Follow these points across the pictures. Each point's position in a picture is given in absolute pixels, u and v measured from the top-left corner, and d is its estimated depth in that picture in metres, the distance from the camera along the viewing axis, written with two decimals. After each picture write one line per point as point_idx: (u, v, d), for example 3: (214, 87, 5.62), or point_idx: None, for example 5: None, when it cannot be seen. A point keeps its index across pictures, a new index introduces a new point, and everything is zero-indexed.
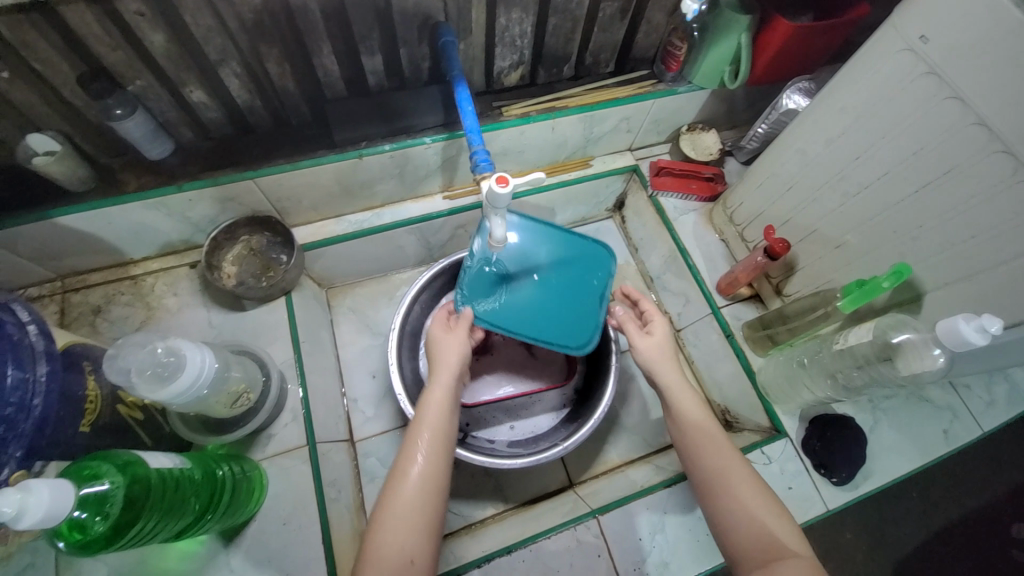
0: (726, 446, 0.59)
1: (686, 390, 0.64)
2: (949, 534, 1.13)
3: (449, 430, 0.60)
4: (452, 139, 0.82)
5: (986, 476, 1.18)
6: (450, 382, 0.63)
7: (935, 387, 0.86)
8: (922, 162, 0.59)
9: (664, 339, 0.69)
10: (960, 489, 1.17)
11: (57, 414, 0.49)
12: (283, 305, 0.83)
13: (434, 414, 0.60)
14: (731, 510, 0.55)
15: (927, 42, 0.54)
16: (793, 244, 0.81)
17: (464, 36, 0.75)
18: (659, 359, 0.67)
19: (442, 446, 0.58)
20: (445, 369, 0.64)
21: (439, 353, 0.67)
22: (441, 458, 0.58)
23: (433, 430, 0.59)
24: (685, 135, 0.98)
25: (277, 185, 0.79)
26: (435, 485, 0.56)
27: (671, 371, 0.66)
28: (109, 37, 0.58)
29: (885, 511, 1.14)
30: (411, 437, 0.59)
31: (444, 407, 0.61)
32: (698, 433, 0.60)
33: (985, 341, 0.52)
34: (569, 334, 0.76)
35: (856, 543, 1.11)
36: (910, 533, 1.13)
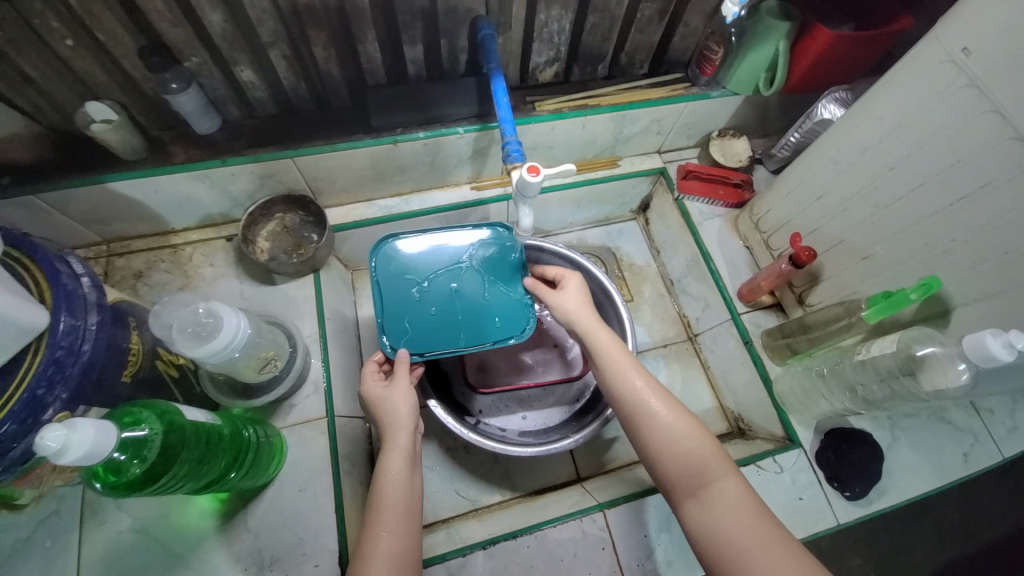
0: (649, 380, 0.62)
1: (610, 339, 0.66)
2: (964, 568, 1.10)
3: (411, 503, 0.59)
4: (484, 130, 0.84)
5: (1008, 512, 1.14)
6: (407, 444, 0.63)
7: (957, 409, 0.85)
8: (958, 175, 0.58)
9: (574, 289, 0.73)
10: (979, 521, 1.13)
11: (102, 363, 0.51)
12: (311, 282, 0.86)
13: (397, 489, 0.59)
14: (663, 445, 0.57)
15: (970, 55, 0.54)
16: (820, 254, 0.81)
17: (503, 31, 0.77)
18: (577, 304, 0.71)
19: (408, 518, 0.58)
20: (398, 430, 0.63)
21: (388, 411, 0.65)
22: (407, 533, 0.57)
23: (393, 508, 0.57)
24: (715, 140, 0.99)
25: (314, 165, 0.82)
26: (406, 561, 0.55)
27: (590, 319, 0.69)
28: (171, 14, 0.62)
29: (898, 537, 1.11)
30: (372, 516, 0.57)
31: (404, 480, 0.60)
32: (624, 372, 0.63)
33: (1012, 357, 0.51)
34: (504, 330, 0.77)
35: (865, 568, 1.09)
36: (923, 562, 1.10)
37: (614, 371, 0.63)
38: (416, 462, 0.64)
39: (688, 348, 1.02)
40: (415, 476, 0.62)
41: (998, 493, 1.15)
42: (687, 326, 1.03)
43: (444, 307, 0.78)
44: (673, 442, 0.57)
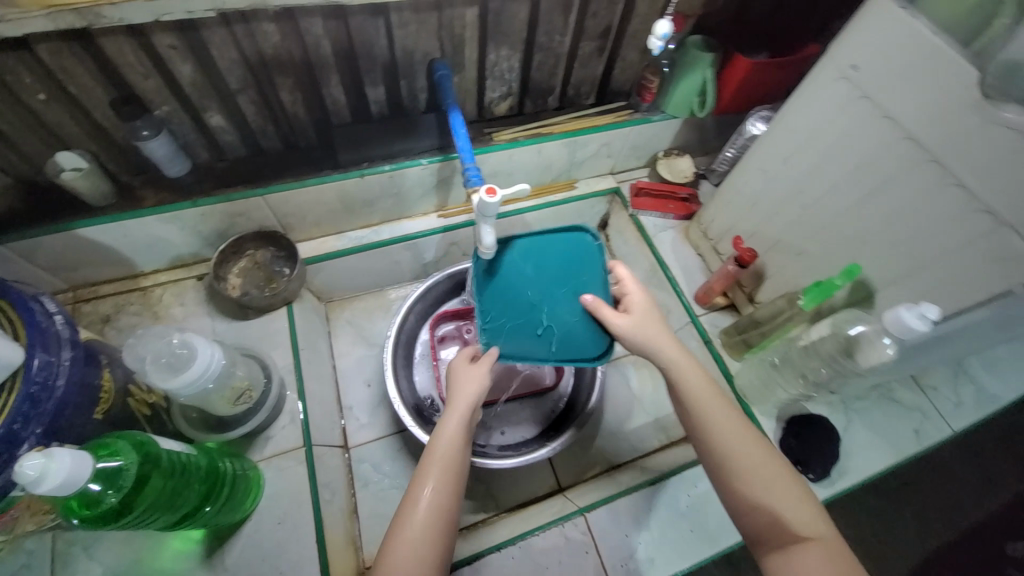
0: (738, 419, 0.60)
1: (699, 378, 0.62)
2: (943, 553, 1.14)
3: (461, 465, 0.59)
4: (446, 160, 0.90)
5: (974, 492, 1.20)
6: (468, 414, 0.63)
7: (903, 389, 0.92)
8: (862, 174, 0.67)
9: (644, 309, 0.68)
10: (948, 501, 1.19)
11: (75, 401, 0.52)
12: (284, 315, 0.88)
13: (453, 449, 0.59)
14: (751, 493, 0.55)
15: (858, 71, 0.63)
16: (761, 254, 0.88)
17: (458, 70, 0.84)
18: (652, 331, 0.66)
19: (456, 480, 0.58)
20: (461, 399, 0.63)
21: (461, 377, 0.66)
22: (452, 493, 0.57)
23: (443, 464, 0.58)
24: (662, 160, 1.07)
25: (284, 202, 0.85)
26: (447, 519, 0.55)
27: (671, 351, 0.64)
28: (142, 66, 0.66)
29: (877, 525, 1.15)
30: (424, 468, 0.58)
31: (458, 441, 0.60)
32: (723, 419, 0.59)
33: (926, 326, 0.58)
34: (591, 342, 0.68)
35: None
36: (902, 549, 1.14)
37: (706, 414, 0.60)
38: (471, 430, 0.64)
39: None
40: (468, 444, 0.62)
41: (962, 474, 1.22)
42: None
43: (529, 314, 0.70)
44: (773, 499, 0.55)
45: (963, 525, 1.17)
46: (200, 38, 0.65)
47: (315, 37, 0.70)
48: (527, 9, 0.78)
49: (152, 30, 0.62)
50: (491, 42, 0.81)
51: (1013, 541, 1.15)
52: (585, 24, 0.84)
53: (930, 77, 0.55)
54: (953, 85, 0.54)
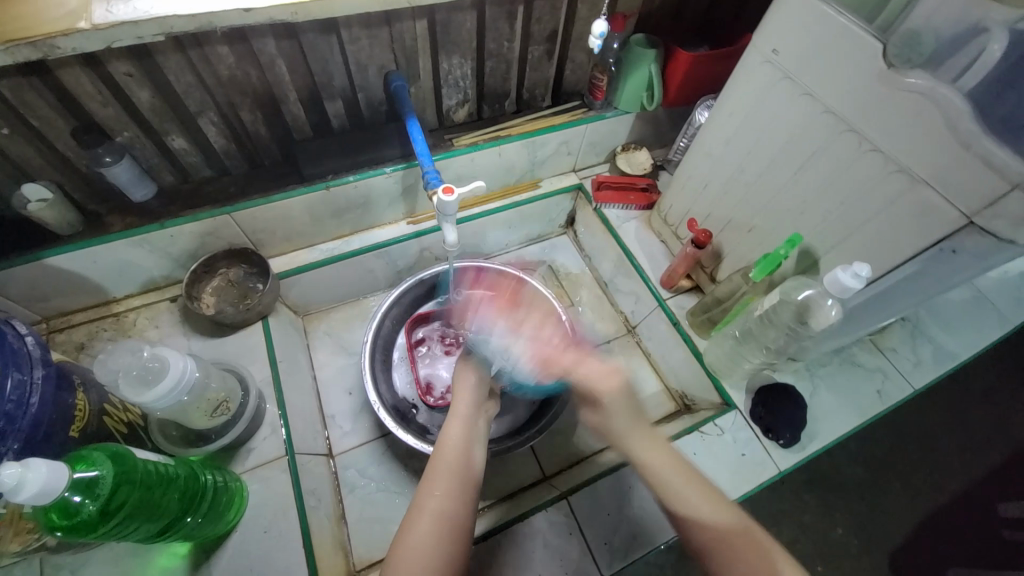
0: (705, 486, 0.57)
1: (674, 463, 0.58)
2: (937, 517, 1.16)
3: (467, 469, 0.61)
4: (410, 168, 0.93)
5: (959, 454, 1.23)
6: (466, 420, 0.67)
7: (864, 352, 0.96)
8: (793, 149, 0.71)
9: (621, 407, 0.64)
10: (930, 461, 1.22)
11: (49, 419, 0.54)
12: (260, 329, 0.89)
13: (456, 455, 0.62)
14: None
15: (779, 54, 0.68)
16: (717, 234, 0.92)
17: (413, 81, 0.88)
18: (629, 429, 0.62)
19: (462, 484, 0.59)
20: (459, 407, 0.69)
21: (459, 386, 0.73)
22: (459, 497, 0.58)
23: (447, 471, 0.60)
24: (620, 155, 1.12)
25: (252, 218, 0.87)
26: (453, 523, 0.55)
27: (648, 445, 0.60)
28: (101, 95, 0.68)
29: (862, 491, 1.18)
30: (429, 476, 0.59)
31: (462, 446, 0.63)
32: (664, 467, 0.58)
33: (859, 284, 0.62)
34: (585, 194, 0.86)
35: (849, 537, 1.14)
36: (891, 513, 1.16)
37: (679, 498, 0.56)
38: (476, 437, 0.67)
39: (630, 340, 1.11)
40: (473, 448, 0.65)
41: (944, 437, 1.25)
42: (626, 320, 1.12)
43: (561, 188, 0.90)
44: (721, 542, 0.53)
45: (946, 483, 1.20)
46: (157, 64, 0.68)
47: (269, 57, 0.73)
48: (473, 18, 0.82)
49: (108, 60, 0.65)
50: (442, 52, 0.85)
51: (1004, 501, 1.18)
52: (531, 29, 0.88)
53: (840, 54, 0.60)
54: (860, 59, 0.59)
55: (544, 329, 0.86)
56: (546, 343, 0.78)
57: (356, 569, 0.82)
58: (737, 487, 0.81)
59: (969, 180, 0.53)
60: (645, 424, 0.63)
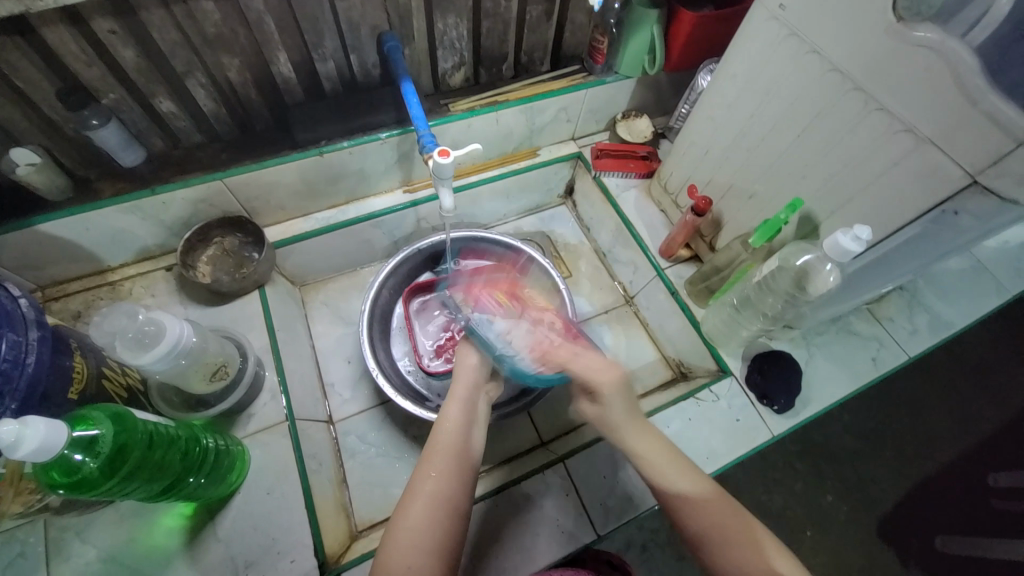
0: (699, 480, 0.59)
1: (666, 454, 0.60)
2: (927, 485, 1.19)
3: (464, 451, 0.61)
4: (405, 134, 0.91)
5: (951, 425, 1.25)
6: (465, 399, 0.66)
7: (861, 320, 0.97)
8: (798, 111, 0.69)
9: (616, 399, 0.64)
10: (923, 429, 1.24)
11: (46, 380, 0.54)
12: (257, 298, 0.89)
13: (454, 436, 0.61)
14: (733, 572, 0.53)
15: (785, 10, 0.65)
16: (717, 202, 0.91)
17: (408, 42, 0.85)
18: (624, 420, 0.63)
19: (459, 466, 0.59)
20: (459, 388, 0.67)
21: (461, 365, 0.71)
22: (456, 479, 0.58)
23: (443, 450, 0.60)
24: (620, 122, 1.10)
25: (245, 185, 0.86)
26: (449, 504, 0.56)
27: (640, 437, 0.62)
28: (85, 54, 0.66)
29: (854, 458, 1.21)
30: (426, 457, 0.59)
31: (460, 427, 0.62)
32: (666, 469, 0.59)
33: (860, 247, 0.61)
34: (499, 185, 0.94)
35: (839, 504, 1.17)
36: (883, 478, 1.19)
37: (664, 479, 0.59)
38: (475, 416, 0.66)
39: (628, 310, 1.12)
40: (471, 428, 0.64)
41: (937, 408, 1.27)
42: (624, 291, 1.13)
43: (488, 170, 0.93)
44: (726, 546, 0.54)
45: (936, 449, 1.22)
46: (140, 21, 0.65)
47: (257, 13, 0.70)
48: None
49: (90, 16, 0.62)
50: (436, 11, 0.82)
51: (992, 471, 1.20)
52: None
53: (848, 7, 0.58)
54: (869, 12, 0.57)
55: (545, 321, 0.75)
56: (541, 331, 0.73)
57: (358, 529, 0.84)
58: (730, 451, 0.83)
59: (977, 137, 0.52)
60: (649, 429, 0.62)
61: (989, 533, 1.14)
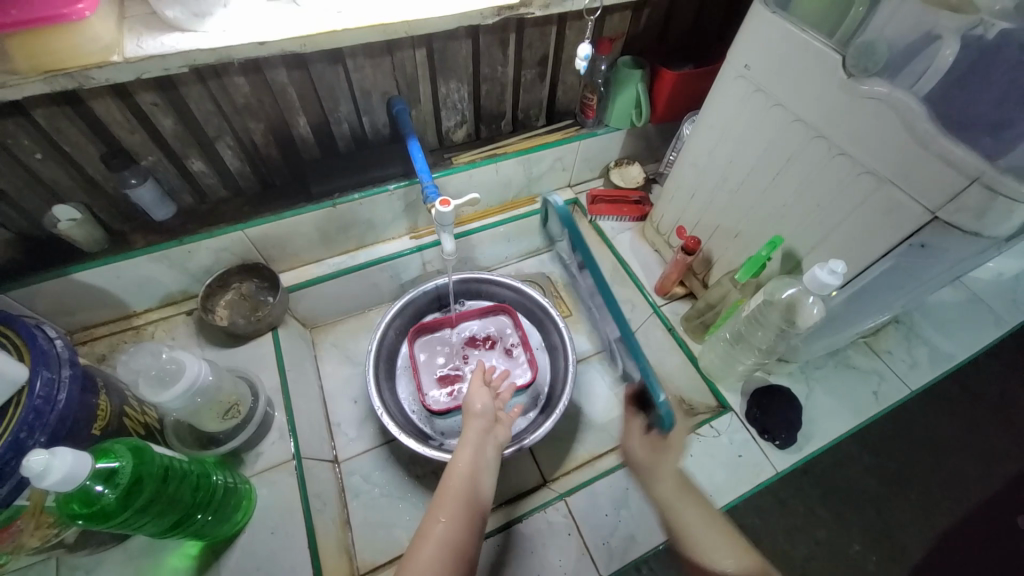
0: (730, 541, 0.63)
1: (703, 511, 0.66)
2: (954, 530, 1.14)
3: (474, 496, 0.62)
4: (411, 185, 0.98)
5: (974, 464, 1.21)
6: (476, 444, 0.68)
7: (858, 354, 0.98)
8: (770, 156, 0.75)
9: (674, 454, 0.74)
10: (941, 467, 1.20)
11: (74, 416, 0.59)
12: (270, 339, 0.93)
13: (464, 480, 0.63)
14: None
15: (750, 69, 0.73)
16: (706, 241, 0.96)
17: (414, 105, 0.94)
18: (672, 478, 0.70)
19: (467, 511, 0.60)
20: (468, 436, 0.68)
21: (467, 411, 0.74)
22: (464, 524, 0.59)
23: (452, 497, 0.61)
24: (614, 169, 1.17)
25: (264, 234, 0.93)
26: (457, 551, 0.57)
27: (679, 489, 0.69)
28: (129, 123, 0.75)
29: (873, 497, 1.17)
30: (436, 502, 0.61)
31: (469, 473, 0.64)
32: (697, 526, 0.64)
33: (836, 280, 0.65)
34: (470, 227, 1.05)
35: (866, 553, 1.11)
36: (905, 519, 1.14)
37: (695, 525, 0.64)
38: (486, 461, 0.68)
39: None
40: (481, 474, 0.65)
41: (957, 446, 1.23)
42: None
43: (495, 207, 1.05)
44: None
45: (959, 489, 1.18)
46: (180, 94, 0.75)
47: (282, 85, 0.80)
48: (468, 46, 0.88)
49: (137, 91, 0.72)
50: (440, 77, 0.91)
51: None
52: (523, 54, 0.94)
53: (805, 66, 0.65)
54: (823, 69, 0.63)
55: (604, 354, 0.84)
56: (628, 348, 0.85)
57: (360, 572, 0.84)
58: (734, 488, 0.83)
59: (930, 177, 0.56)
60: (686, 487, 0.69)
61: None
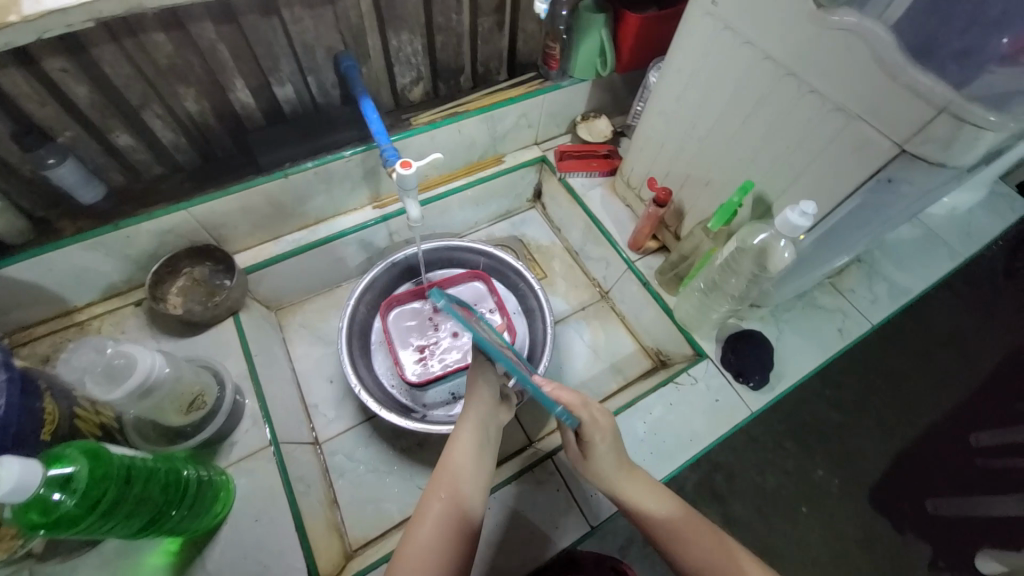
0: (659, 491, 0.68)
1: (641, 482, 0.68)
2: (912, 451, 1.22)
3: (474, 471, 0.64)
4: (369, 150, 0.92)
5: (928, 389, 1.29)
6: (480, 420, 0.67)
7: (824, 294, 1.01)
8: (739, 99, 0.74)
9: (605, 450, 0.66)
10: (897, 395, 1.28)
11: (16, 423, 0.54)
12: (231, 325, 0.88)
13: (465, 459, 0.64)
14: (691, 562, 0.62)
15: (718, 6, 0.70)
16: (678, 192, 0.95)
17: (364, 61, 0.87)
18: (610, 468, 0.66)
19: (467, 486, 0.63)
20: (470, 413, 0.68)
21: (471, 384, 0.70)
22: (463, 499, 0.62)
23: (453, 472, 0.63)
24: (581, 124, 1.13)
25: (211, 213, 0.85)
26: (459, 524, 0.60)
27: (625, 474, 0.67)
28: (38, 95, 0.66)
29: (838, 426, 1.24)
30: (436, 478, 0.63)
31: (470, 450, 0.65)
32: (635, 494, 0.67)
33: (807, 222, 0.65)
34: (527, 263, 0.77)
35: (829, 477, 1.20)
36: (868, 443, 1.23)
37: (645, 505, 0.66)
38: (488, 438, 0.68)
39: (604, 305, 1.14)
40: (482, 450, 0.66)
41: (914, 375, 1.31)
42: (598, 287, 1.15)
43: None
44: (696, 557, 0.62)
45: (915, 413, 1.26)
46: (92, 57, 0.66)
47: (211, 43, 0.71)
48: None
49: (40, 55, 0.62)
50: (389, 29, 0.84)
51: (973, 432, 1.25)
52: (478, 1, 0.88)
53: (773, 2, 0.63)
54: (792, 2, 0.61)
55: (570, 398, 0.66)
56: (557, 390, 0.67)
57: (353, 548, 0.83)
58: (713, 431, 0.85)
59: (899, 110, 0.55)
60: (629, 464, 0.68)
61: (970, 491, 1.19)
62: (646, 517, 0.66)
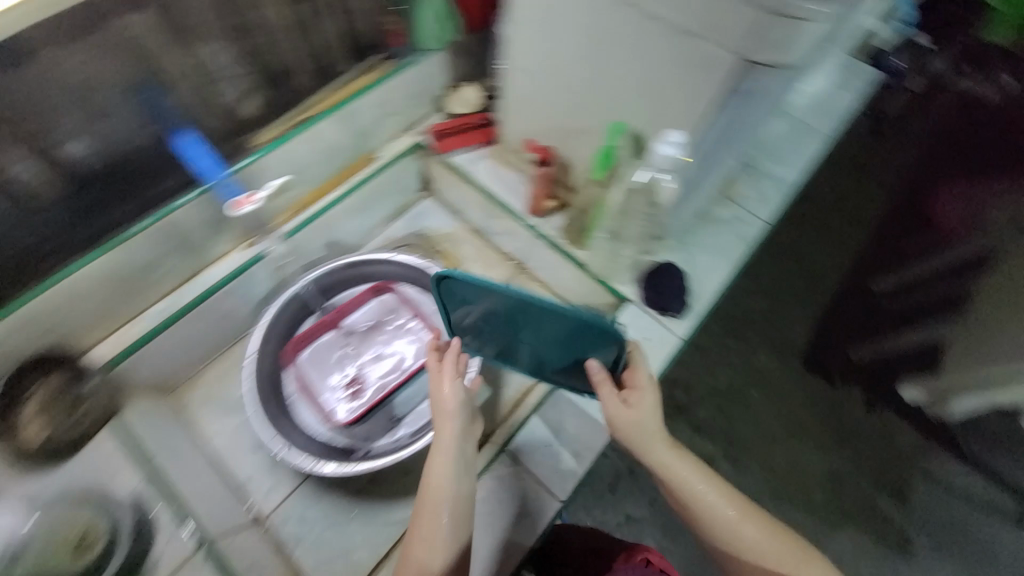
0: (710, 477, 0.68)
1: (695, 467, 0.69)
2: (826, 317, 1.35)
3: (450, 502, 0.66)
4: (205, 193, 0.80)
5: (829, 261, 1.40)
6: (448, 451, 0.68)
7: (720, 208, 1.04)
8: (583, 38, 0.71)
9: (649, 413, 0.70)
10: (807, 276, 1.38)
11: None
12: (118, 430, 0.80)
13: (441, 492, 0.66)
14: (736, 545, 0.65)
15: None
16: (558, 146, 0.92)
17: (170, 87, 0.79)
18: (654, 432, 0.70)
19: (445, 518, 0.65)
20: (438, 445, 0.69)
21: (437, 411, 0.71)
22: (444, 532, 0.64)
23: (431, 506, 0.65)
24: (449, 96, 1.05)
25: (36, 314, 0.71)
26: (442, 557, 0.63)
27: (671, 451, 0.69)
28: None
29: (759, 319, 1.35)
30: (417, 512, 0.66)
31: (443, 481, 0.67)
32: (687, 478, 0.67)
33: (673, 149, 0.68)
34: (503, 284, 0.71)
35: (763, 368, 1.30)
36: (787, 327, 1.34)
37: (693, 487, 0.67)
38: (462, 464, 0.69)
39: (524, 277, 1.11)
40: (458, 478, 0.68)
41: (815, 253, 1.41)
42: (513, 261, 1.12)
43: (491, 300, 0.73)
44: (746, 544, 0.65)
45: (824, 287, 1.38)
46: None
47: None
48: None
49: None
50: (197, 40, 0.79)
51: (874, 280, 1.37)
52: None
53: None
54: None
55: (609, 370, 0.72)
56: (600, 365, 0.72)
57: None
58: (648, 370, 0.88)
59: (726, 12, 0.54)
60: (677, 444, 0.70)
61: (876, 331, 1.32)
62: (696, 502, 0.67)
